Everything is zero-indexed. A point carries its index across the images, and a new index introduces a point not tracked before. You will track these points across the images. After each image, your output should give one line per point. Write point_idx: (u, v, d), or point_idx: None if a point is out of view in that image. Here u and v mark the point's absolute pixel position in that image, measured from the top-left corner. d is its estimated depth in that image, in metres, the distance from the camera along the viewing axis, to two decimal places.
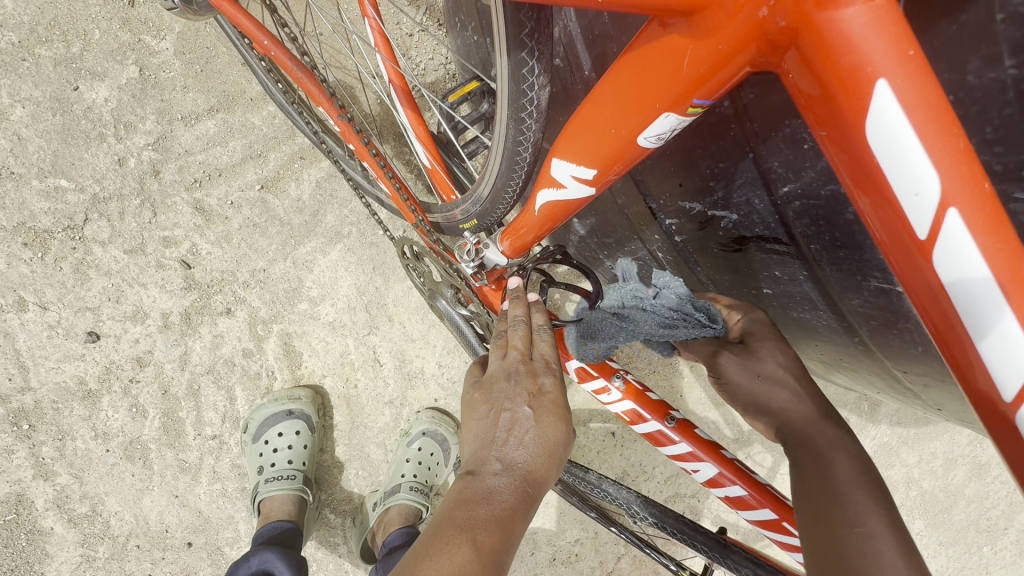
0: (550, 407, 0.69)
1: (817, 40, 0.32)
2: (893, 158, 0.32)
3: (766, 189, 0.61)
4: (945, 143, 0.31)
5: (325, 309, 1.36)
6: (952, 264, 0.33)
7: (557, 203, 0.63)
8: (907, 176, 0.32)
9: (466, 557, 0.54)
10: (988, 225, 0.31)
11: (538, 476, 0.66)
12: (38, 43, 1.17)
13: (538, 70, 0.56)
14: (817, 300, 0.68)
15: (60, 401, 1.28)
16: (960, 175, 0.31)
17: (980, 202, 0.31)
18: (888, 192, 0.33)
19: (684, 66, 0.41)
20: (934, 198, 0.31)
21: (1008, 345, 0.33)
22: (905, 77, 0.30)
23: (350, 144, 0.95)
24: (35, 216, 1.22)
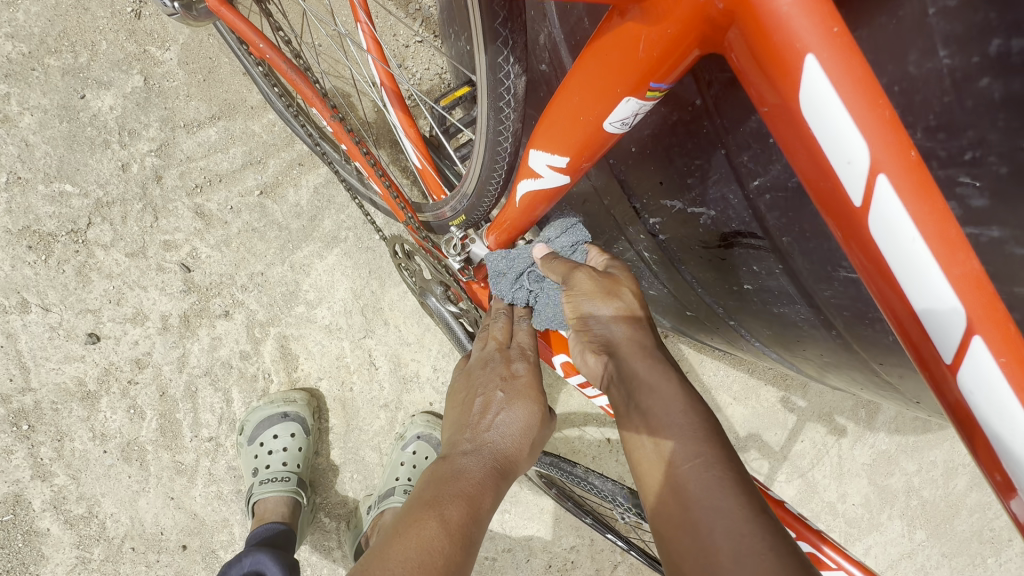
0: (522, 390, 0.74)
1: (752, 20, 0.34)
2: (825, 127, 0.34)
3: (739, 184, 0.63)
4: (871, 112, 0.33)
5: (322, 312, 1.39)
6: (886, 227, 0.35)
7: (537, 192, 0.65)
8: (841, 145, 0.34)
9: (433, 531, 0.58)
10: (917, 190, 0.34)
11: (511, 457, 0.71)
12: (48, 54, 1.22)
13: (513, 59, 0.58)
14: (794, 294, 0.70)
15: (60, 402, 1.30)
16: (887, 144, 0.33)
17: (907, 168, 0.33)
18: (823, 161, 0.36)
19: (641, 51, 0.43)
20: (864, 164, 0.33)
21: (946, 304, 0.35)
22: (831, 53, 0.33)
23: (342, 145, 0.97)
24: (40, 220, 1.25)
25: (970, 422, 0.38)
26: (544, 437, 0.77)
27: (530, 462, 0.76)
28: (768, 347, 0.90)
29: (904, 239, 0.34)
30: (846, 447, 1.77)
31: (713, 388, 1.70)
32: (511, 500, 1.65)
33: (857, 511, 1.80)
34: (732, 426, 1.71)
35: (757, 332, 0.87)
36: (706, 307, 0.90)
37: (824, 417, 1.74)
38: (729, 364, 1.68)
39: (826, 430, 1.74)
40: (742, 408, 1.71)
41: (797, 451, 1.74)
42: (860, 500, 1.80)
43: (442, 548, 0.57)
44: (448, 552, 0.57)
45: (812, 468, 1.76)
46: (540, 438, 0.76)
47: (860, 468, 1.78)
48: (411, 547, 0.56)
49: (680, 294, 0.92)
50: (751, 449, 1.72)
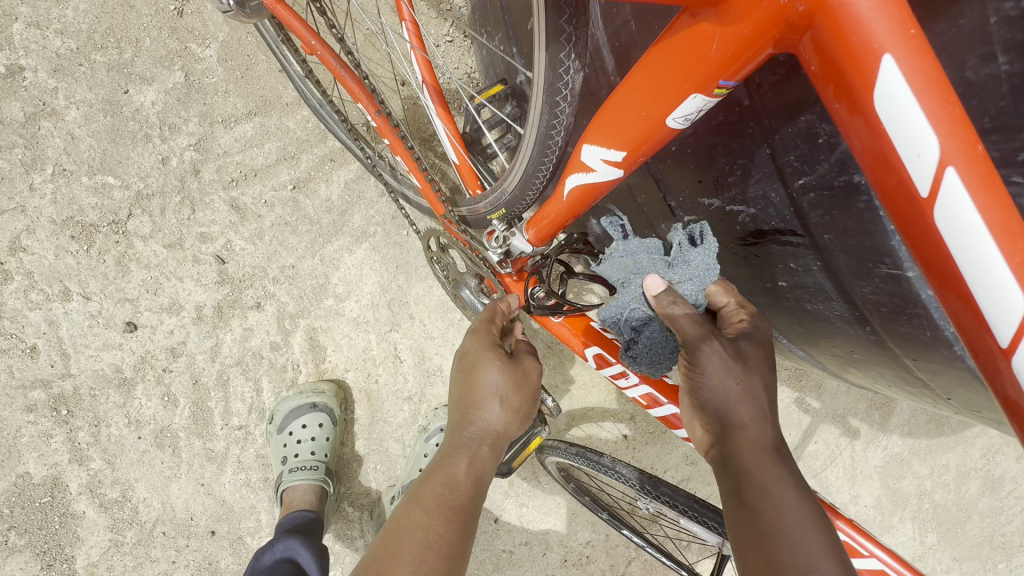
0: (475, 360, 0.85)
1: (831, 22, 0.36)
2: (897, 123, 0.36)
3: (782, 183, 0.65)
4: (944, 108, 0.34)
5: (350, 305, 1.42)
6: (951, 218, 0.36)
7: (586, 186, 0.67)
8: (912, 138, 0.35)
9: (413, 509, 0.70)
10: (984, 182, 0.35)
11: (481, 424, 0.82)
12: (94, 50, 1.25)
13: (574, 56, 0.61)
14: (830, 291, 0.72)
15: (98, 388, 1.34)
16: (958, 138, 0.35)
17: (976, 161, 0.35)
18: (893, 156, 0.37)
19: (712, 51, 0.45)
20: (935, 157, 0.35)
21: (1005, 290, 0.36)
22: (909, 53, 0.34)
23: (384, 139, 1.00)
24: (83, 211, 1.29)
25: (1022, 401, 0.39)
26: (523, 388, 0.86)
27: (514, 418, 0.85)
28: (795, 343, 0.93)
29: (968, 228, 0.36)
30: (859, 449, 1.78)
31: None
32: (529, 494, 1.68)
33: (870, 514, 1.81)
34: None
35: (786, 329, 0.89)
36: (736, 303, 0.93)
37: (838, 418, 1.76)
38: None
39: (840, 432, 1.76)
40: None
41: (810, 452, 1.76)
42: (872, 502, 1.81)
43: (417, 523, 0.68)
44: (427, 522, 0.69)
45: (826, 469, 1.78)
46: (514, 396, 0.85)
47: (873, 470, 1.80)
48: (397, 526, 0.69)
49: None
50: None
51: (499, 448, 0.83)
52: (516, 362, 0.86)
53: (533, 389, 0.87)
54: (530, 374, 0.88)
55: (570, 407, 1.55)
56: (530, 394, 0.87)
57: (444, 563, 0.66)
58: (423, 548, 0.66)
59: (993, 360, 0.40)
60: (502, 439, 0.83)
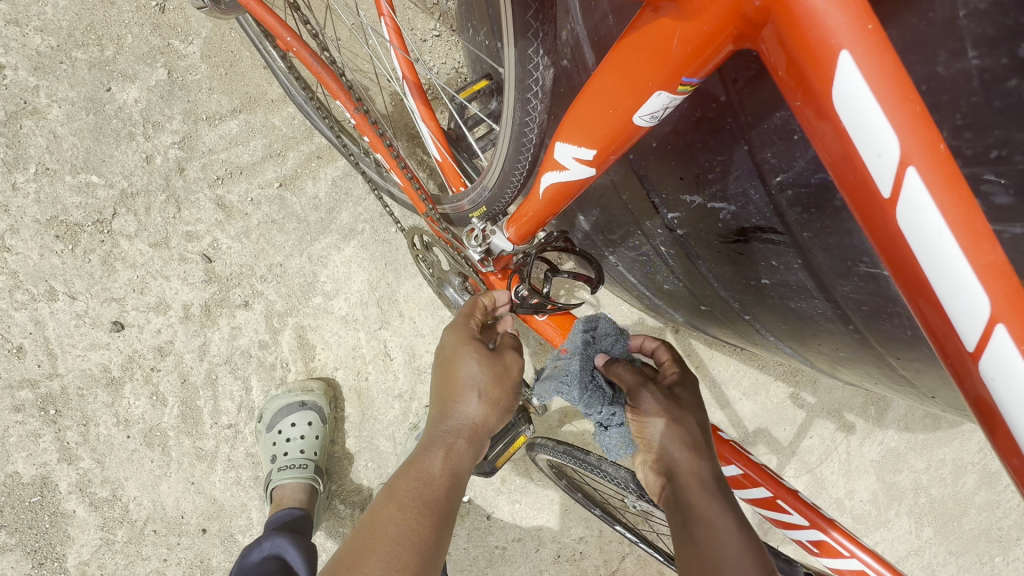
0: (453, 354, 0.83)
1: (788, 17, 0.35)
2: (855, 121, 0.35)
3: (761, 180, 0.64)
4: (903, 106, 0.33)
5: (339, 303, 1.41)
6: (914, 220, 0.35)
7: (560, 184, 0.66)
8: (871, 138, 0.34)
9: (386, 504, 0.70)
10: (946, 182, 0.34)
11: (458, 418, 0.80)
12: (75, 47, 1.24)
13: (543, 51, 0.59)
14: (812, 289, 0.71)
15: (85, 387, 1.33)
16: (917, 137, 0.33)
17: (937, 161, 0.34)
18: (855, 155, 0.36)
19: (674, 47, 0.44)
20: (894, 157, 0.34)
21: (969, 293, 0.35)
22: (866, 49, 0.33)
23: (364, 136, 0.99)
24: (67, 210, 1.28)
25: (990, 406, 0.38)
26: (503, 380, 0.83)
27: (495, 413, 0.83)
28: (782, 341, 0.92)
29: (930, 230, 0.34)
30: (854, 444, 1.77)
31: (722, 383, 1.71)
32: (521, 490, 1.67)
33: (865, 508, 1.80)
34: (741, 422, 1.72)
35: (772, 327, 0.89)
36: (721, 301, 0.92)
37: (833, 413, 1.75)
38: (739, 360, 1.71)
39: (834, 427, 1.75)
40: (752, 404, 1.73)
41: (805, 447, 1.75)
42: (867, 496, 1.80)
43: (390, 519, 0.68)
44: (398, 518, 0.68)
45: (821, 464, 1.77)
46: (495, 389, 0.82)
47: (868, 465, 1.79)
48: (369, 521, 0.68)
49: (695, 287, 0.94)
50: (759, 444, 1.74)
51: (478, 442, 0.81)
52: (495, 355, 0.83)
53: (514, 379, 0.84)
54: (511, 366, 0.85)
55: (561, 403, 1.54)
56: (511, 385, 0.83)
57: (415, 560, 0.65)
58: (394, 543, 0.65)
59: (961, 364, 0.39)
60: (481, 432, 0.81)
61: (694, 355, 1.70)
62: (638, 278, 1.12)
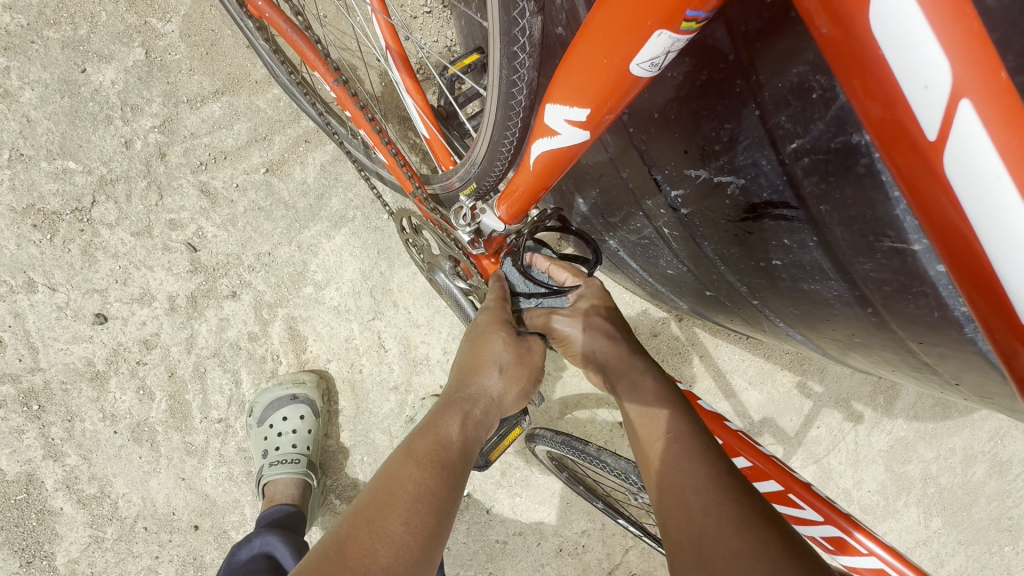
0: (482, 329, 0.80)
1: None
2: (897, 44, 0.28)
3: (773, 148, 0.59)
4: (957, 24, 0.27)
5: (330, 293, 1.36)
6: (963, 166, 0.29)
7: (553, 151, 0.61)
8: (915, 64, 0.28)
9: (406, 463, 0.66)
10: (1007, 118, 0.27)
11: (477, 390, 0.77)
12: (47, 26, 1.19)
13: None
14: (828, 270, 0.66)
15: (69, 382, 1.29)
16: (975, 62, 0.27)
17: (997, 93, 0.27)
18: (895, 89, 0.30)
19: None
20: (944, 88, 0.28)
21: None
22: None
23: (346, 111, 0.93)
24: (44, 198, 1.23)
25: None
26: (523, 365, 0.81)
27: (512, 393, 0.81)
28: (793, 327, 0.87)
29: (983, 178, 0.29)
30: (863, 434, 1.72)
31: (727, 372, 1.66)
32: (522, 483, 1.63)
33: (874, 499, 1.76)
34: (747, 412, 1.67)
35: (782, 312, 0.83)
36: (728, 285, 0.87)
37: (841, 402, 1.70)
38: (745, 348, 1.66)
39: (843, 417, 1.70)
40: (758, 393, 1.68)
41: (813, 437, 1.70)
42: (876, 487, 1.76)
43: (410, 476, 0.64)
44: (418, 477, 0.64)
45: (828, 454, 1.72)
46: (519, 369, 0.81)
47: (877, 455, 1.74)
48: (387, 476, 0.64)
49: (700, 271, 0.89)
50: (765, 435, 1.69)
51: (490, 417, 0.79)
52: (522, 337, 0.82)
53: (533, 366, 0.83)
54: (533, 352, 0.84)
55: (562, 394, 1.49)
56: (529, 370, 0.82)
57: (434, 520, 0.61)
58: (416, 500, 0.62)
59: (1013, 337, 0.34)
60: (495, 408, 0.79)
61: (698, 345, 1.65)
62: (641, 264, 1.06)
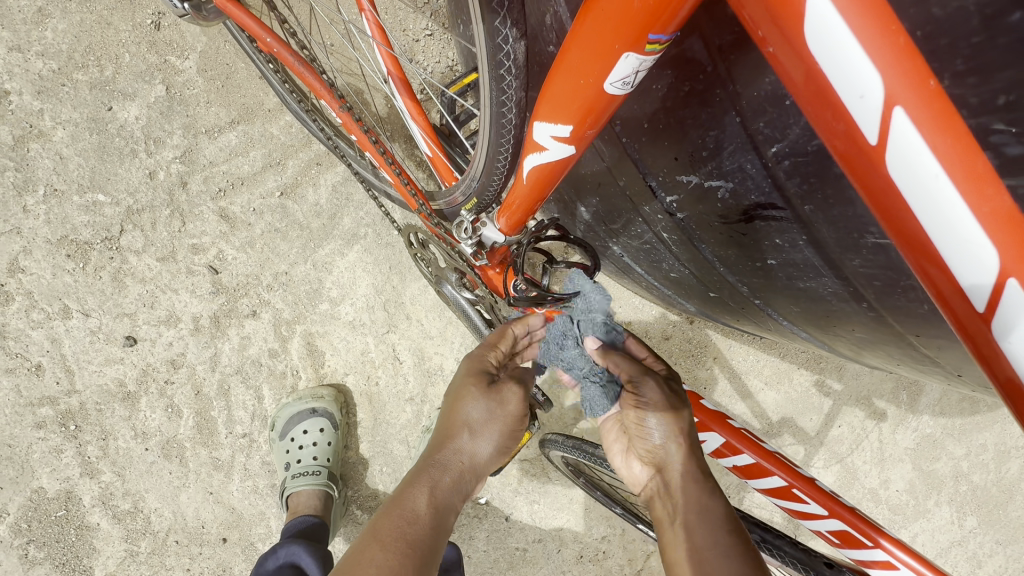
0: (456, 391, 0.81)
1: None
2: (832, 61, 0.31)
3: (756, 152, 0.62)
4: (885, 40, 0.30)
5: (345, 308, 1.41)
6: (904, 167, 0.32)
7: (543, 166, 0.64)
8: (848, 78, 0.31)
9: (370, 547, 0.66)
10: (938, 120, 0.30)
11: (450, 456, 0.78)
12: (76, 69, 1.27)
13: (511, 22, 0.56)
14: (820, 267, 0.67)
15: (103, 402, 1.36)
16: (902, 72, 0.30)
17: (927, 98, 0.30)
18: (835, 101, 0.33)
19: (635, 3, 0.42)
20: (878, 98, 0.30)
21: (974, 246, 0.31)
22: None
23: (351, 135, 0.98)
24: (77, 229, 1.31)
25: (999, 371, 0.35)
26: (500, 419, 0.81)
27: (491, 452, 0.81)
28: (796, 325, 0.88)
29: (925, 177, 0.31)
30: (887, 432, 1.70)
31: (743, 373, 1.66)
32: (540, 490, 1.65)
33: (902, 498, 1.72)
34: (765, 413, 1.66)
35: (784, 310, 0.84)
36: (730, 286, 0.88)
37: (862, 400, 1.68)
38: (759, 349, 1.65)
39: (865, 415, 1.68)
40: (775, 394, 1.67)
41: (834, 436, 1.69)
42: (905, 486, 1.72)
43: (372, 558, 0.65)
44: (380, 560, 0.65)
45: (852, 454, 1.69)
46: (499, 426, 0.81)
47: (904, 453, 1.71)
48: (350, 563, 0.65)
49: (702, 273, 0.90)
50: (785, 435, 1.67)
51: (466, 480, 0.79)
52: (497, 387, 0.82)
53: (513, 418, 0.82)
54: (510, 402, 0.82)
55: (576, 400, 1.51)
56: (507, 424, 0.82)
57: None
58: None
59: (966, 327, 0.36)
60: (471, 470, 0.80)
61: (711, 347, 1.65)
62: (646, 268, 1.08)
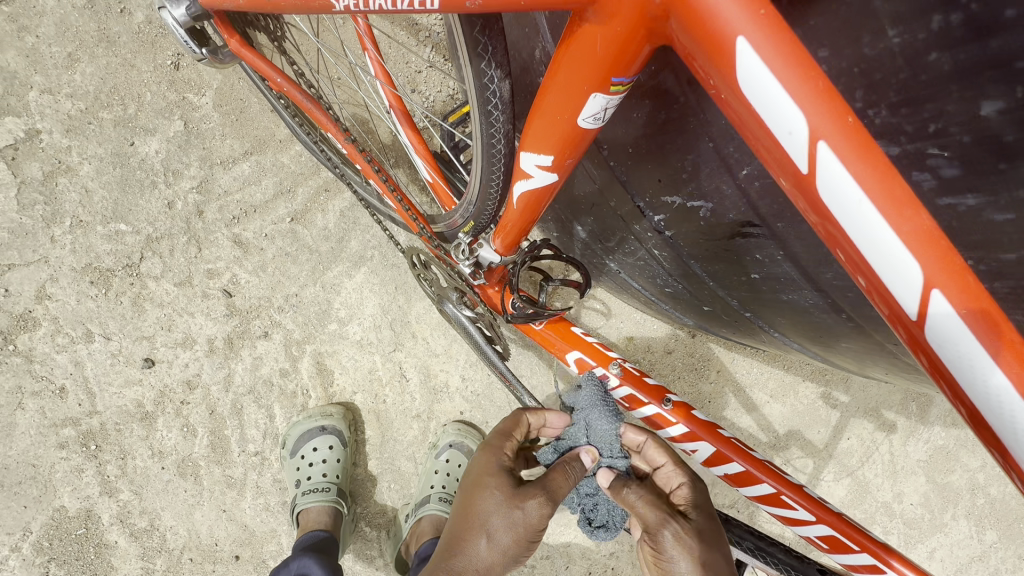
0: (477, 481, 0.83)
1: (687, 12, 0.37)
2: (762, 103, 0.36)
3: (730, 174, 0.66)
4: (806, 85, 0.34)
5: (353, 328, 1.46)
6: (833, 192, 0.36)
7: (530, 193, 0.69)
8: (777, 118, 0.35)
9: None
10: (858, 151, 0.34)
11: (466, 554, 0.80)
12: (101, 108, 1.36)
13: (495, 64, 0.62)
14: (799, 280, 0.71)
15: (122, 423, 1.42)
16: (822, 112, 0.34)
17: (847, 133, 0.34)
18: (770, 136, 0.37)
19: (600, 50, 0.47)
20: (803, 135, 0.35)
21: (900, 260, 0.36)
22: (760, 32, 0.34)
23: (356, 164, 1.05)
24: (100, 257, 1.38)
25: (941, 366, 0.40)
26: (518, 528, 0.79)
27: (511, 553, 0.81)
28: (787, 336, 0.91)
29: (850, 201, 0.35)
30: (898, 444, 1.69)
31: (747, 386, 1.67)
32: None
33: (917, 512, 1.71)
34: (771, 426, 1.67)
35: (774, 322, 0.88)
36: (721, 300, 0.92)
37: (870, 412, 1.68)
38: (762, 362, 1.67)
39: (874, 427, 1.68)
40: (781, 407, 1.68)
41: (844, 449, 1.68)
42: (919, 499, 1.71)
43: None
44: None
45: (862, 467, 1.69)
46: (520, 533, 0.79)
47: (916, 465, 1.70)
48: None
49: (694, 288, 0.94)
50: (793, 448, 1.68)
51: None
52: (516, 490, 0.80)
53: (529, 529, 0.79)
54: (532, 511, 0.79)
55: None
56: (522, 532, 0.79)
57: None
58: None
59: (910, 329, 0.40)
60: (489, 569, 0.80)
61: (714, 360, 1.67)
62: (642, 284, 1.11)
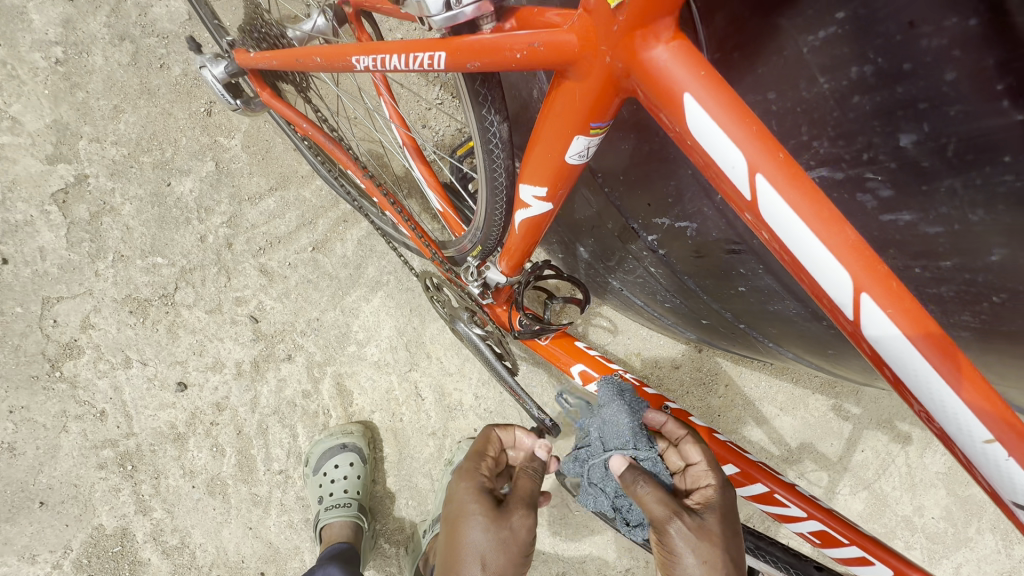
0: (459, 513, 0.83)
1: (648, 74, 0.48)
2: (710, 142, 0.46)
3: (710, 196, 0.73)
4: (740, 127, 0.44)
5: (371, 349, 1.54)
6: (772, 210, 0.45)
7: (529, 220, 0.77)
8: (721, 153, 0.45)
9: None
10: (786, 177, 0.44)
11: None
12: (142, 153, 1.49)
13: (494, 110, 0.71)
14: (780, 290, 0.78)
15: (156, 443, 1.50)
16: (754, 147, 0.44)
17: (776, 164, 0.44)
18: (717, 169, 0.47)
19: (580, 100, 0.57)
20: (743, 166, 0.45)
21: (828, 265, 0.44)
22: (702, 89, 0.45)
23: (373, 197, 1.14)
24: (138, 288, 1.49)
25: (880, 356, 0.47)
26: (509, 547, 0.80)
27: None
28: (780, 345, 0.96)
29: (787, 217, 0.44)
30: (914, 456, 1.69)
31: (756, 400, 1.71)
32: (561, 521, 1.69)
33: (939, 526, 1.70)
34: (782, 438, 1.69)
35: (766, 332, 0.94)
36: (716, 312, 0.97)
37: (883, 424, 1.69)
38: (770, 375, 1.70)
39: (888, 438, 1.68)
40: (792, 420, 1.70)
41: (858, 461, 1.69)
42: (940, 513, 1.70)
43: None
44: None
45: (878, 479, 1.69)
46: (510, 553, 0.80)
47: (935, 478, 1.69)
48: None
49: (690, 301, 1.00)
50: (806, 461, 1.69)
51: None
52: (501, 510, 0.82)
53: (518, 549, 0.80)
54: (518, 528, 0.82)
55: None
56: (513, 556, 0.80)
57: None
58: None
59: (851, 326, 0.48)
60: None
61: (722, 375, 1.71)
62: (643, 300, 1.18)
